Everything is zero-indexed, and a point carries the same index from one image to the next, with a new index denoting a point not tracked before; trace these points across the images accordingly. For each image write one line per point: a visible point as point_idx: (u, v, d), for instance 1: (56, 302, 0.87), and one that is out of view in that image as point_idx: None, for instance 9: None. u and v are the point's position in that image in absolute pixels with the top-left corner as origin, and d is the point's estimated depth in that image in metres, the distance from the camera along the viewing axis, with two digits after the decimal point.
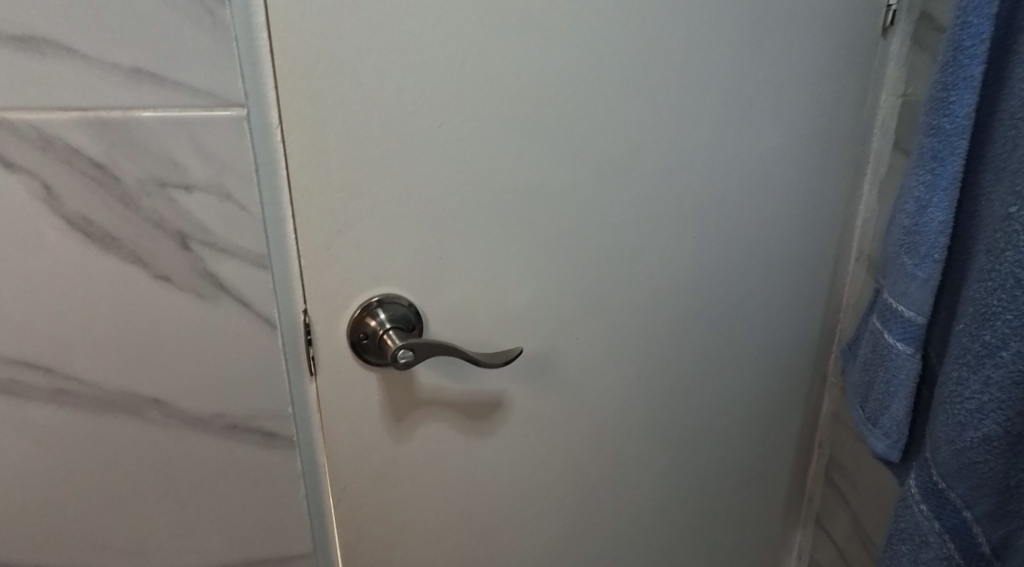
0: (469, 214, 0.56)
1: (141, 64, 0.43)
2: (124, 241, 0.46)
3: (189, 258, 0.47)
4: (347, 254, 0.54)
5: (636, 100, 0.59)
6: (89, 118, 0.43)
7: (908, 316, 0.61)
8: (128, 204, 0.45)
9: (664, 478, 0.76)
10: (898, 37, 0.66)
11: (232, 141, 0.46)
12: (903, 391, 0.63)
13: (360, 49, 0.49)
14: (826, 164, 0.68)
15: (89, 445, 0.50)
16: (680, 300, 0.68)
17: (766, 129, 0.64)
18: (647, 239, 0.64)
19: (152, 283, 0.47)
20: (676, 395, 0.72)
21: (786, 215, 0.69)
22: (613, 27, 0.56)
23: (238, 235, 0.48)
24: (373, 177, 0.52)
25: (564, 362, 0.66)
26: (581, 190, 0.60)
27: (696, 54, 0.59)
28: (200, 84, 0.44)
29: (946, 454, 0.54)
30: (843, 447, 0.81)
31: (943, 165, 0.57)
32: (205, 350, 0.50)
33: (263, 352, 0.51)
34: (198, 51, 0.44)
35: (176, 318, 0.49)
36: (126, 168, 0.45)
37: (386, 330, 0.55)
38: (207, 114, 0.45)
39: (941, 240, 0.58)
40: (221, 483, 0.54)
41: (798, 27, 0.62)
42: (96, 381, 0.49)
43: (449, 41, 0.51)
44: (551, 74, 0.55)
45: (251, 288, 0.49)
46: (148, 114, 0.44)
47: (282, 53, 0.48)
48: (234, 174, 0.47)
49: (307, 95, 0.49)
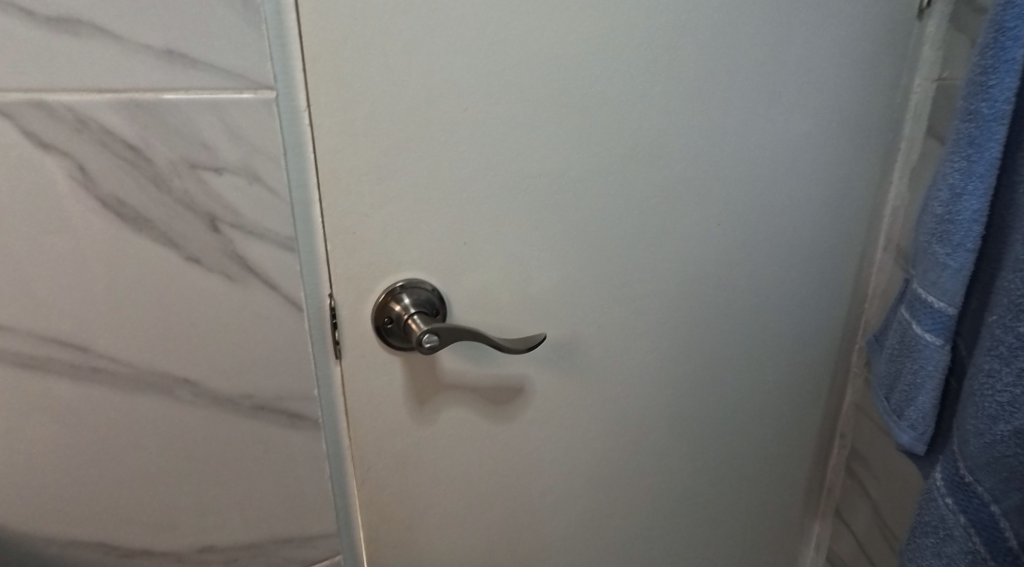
0: (494, 198, 0.56)
1: (174, 46, 0.43)
2: (155, 223, 0.46)
3: (219, 239, 0.48)
4: (373, 238, 0.54)
5: (665, 84, 0.58)
6: (123, 100, 0.44)
7: (938, 307, 0.60)
8: (160, 186, 0.46)
9: (684, 466, 0.76)
10: (935, 20, 0.65)
11: (262, 124, 0.46)
12: (931, 383, 0.62)
13: (389, 32, 0.49)
14: (856, 150, 0.67)
15: (119, 425, 0.50)
16: (705, 287, 0.67)
17: (796, 114, 0.63)
18: (673, 225, 0.63)
19: (183, 264, 0.48)
20: (699, 383, 0.72)
21: (814, 202, 0.68)
22: (644, 9, 0.55)
23: (265, 217, 0.48)
24: (400, 161, 0.52)
25: (587, 348, 0.66)
26: (608, 174, 0.59)
27: (728, 36, 0.58)
28: (231, 66, 0.45)
29: (975, 447, 0.54)
30: (865, 438, 0.80)
31: (980, 152, 0.55)
32: (233, 331, 0.51)
33: (290, 332, 0.52)
34: (229, 34, 0.44)
35: (205, 299, 0.49)
36: (158, 150, 0.45)
37: (411, 314, 0.55)
38: (237, 97, 0.45)
39: (975, 229, 0.57)
40: (248, 462, 0.55)
41: (833, 9, 0.61)
42: (128, 361, 0.49)
43: (478, 23, 0.51)
44: (581, 56, 0.55)
45: (278, 271, 0.50)
46: (179, 96, 0.44)
47: (312, 35, 0.47)
48: (263, 157, 0.47)
49: (335, 78, 0.49)
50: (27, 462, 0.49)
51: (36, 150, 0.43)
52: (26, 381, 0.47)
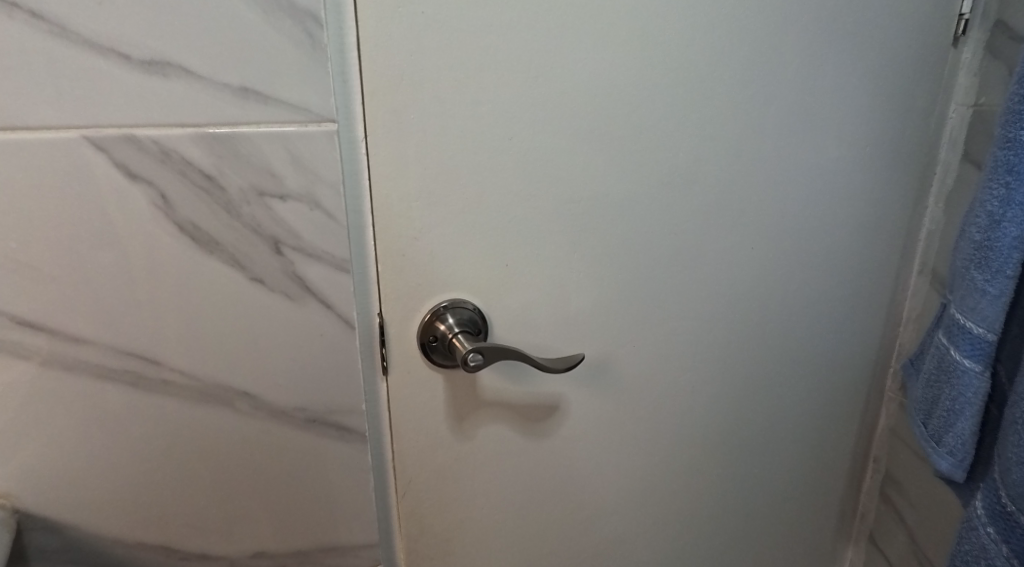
0: (534, 221, 0.59)
1: (249, 84, 0.47)
2: (225, 246, 0.50)
3: (281, 261, 0.51)
4: (420, 260, 0.56)
5: (703, 114, 0.60)
6: (202, 134, 0.47)
7: (977, 333, 0.60)
8: (230, 212, 0.49)
9: (715, 485, 0.77)
10: (970, 47, 0.66)
11: (324, 153, 0.49)
12: (970, 409, 0.63)
13: (442, 67, 0.52)
14: (891, 176, 0.68)
15: (184, 434, 0.54)
16: (739, 310, 0.69)
17: (832, 141, 0.65)
18: (708, 247, 0.65)
19: (248, 284, 0.51)
20: (732, 404, 0.73)
21: (849, 227, 0.69)
22: (683, 42, 0.57)
23: (324, 241, 0.51)
24: (447, 187, 0.55)
25: (622, 368, 0.67)
26: (646, 199, 0.61)
27: (765, 64, 0.60)
28: (298, 102, 0.48)
29: (1017, 476, 0.57)
30: (900, 463, 0.80)
31: (1019, 179, 0.56)
32: (292, 347, 0.53)
33: (343, 350, 0.55)
34: (297, 71, 0.47)
35: (267, 317, 0.52)
36: (230, 178, 0.48)
37: (455, 333, 0.57)
38: (303, 129, 0.49)
39: (1014, 255, 0.58)
40: (300, 472, 0.57)
41: (868, 40, 0.62)
42: (196, 376, 0.52)
43: (524, 56, 0.54)
44: (623, 84, 0.57)
45: (333, 290, 0.53)
46: (253, 130, 0.48)
47: (371, 70, 0.50)
48: (324, 185, 0.50)
49: (389, 110, 0.51)
50: (101, 467, 0.53)
51: (124, 179, 0.47)
52: (105, 393, 0.51)
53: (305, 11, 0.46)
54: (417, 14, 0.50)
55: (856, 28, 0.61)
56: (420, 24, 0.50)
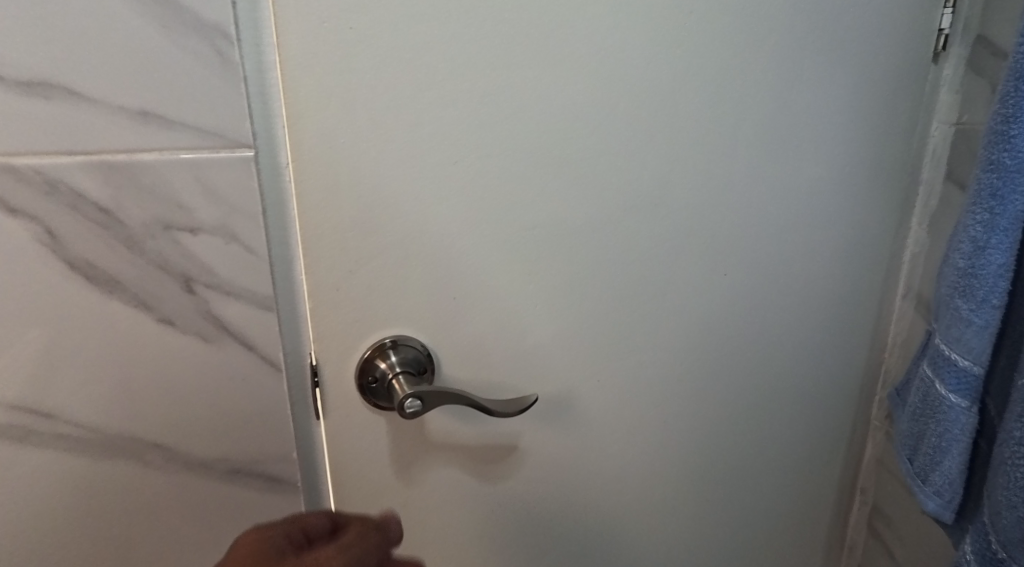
0: (487, 249, 0.55)
1: (148, 107, 0.44)
2: (127, 285, 0.46)
3: (194, 301, 0.48)
4: (358, 293, 0.52)
5: (667, 133, 0.56)
6: (94, 161, 0.44)
7: (963, 366, 0.57)
8: (132, 247, 0.46)
9: (692, 524, 0.72)
10: (950, 64, 0.62)
11: (242, 181, 0.46)
12: (958, 447, 0.58)
13: (376, 86, 0.48)
14: (871, 198, 0.64)
15: (88, 490, 0.50)
16: (711, 341, 0.65)
17: (806, 163, 0.61)
18: (677, 275, 0.61)
19: (156, 326, 0.48)
20: (707, 439, 0.69)
21: (828, 251, 0.65)
22: (645, 56, 0.54)
23: (244, 277, 0.48)
24: (387, 214, 0.51)
25: (586, 407, 0.63)
26: (605, 226, 0.57)
27: (732, 82, 0.56)
28: (209, 126, 0.45)
29: (1009, 521, 0.53)
30: (888, 496, 0.76)
31: (1003, 204, 0.53)
32: (209, 392, 0.50)
33: (269, 393, 0.51)
34: (208, 92, 0.44)
35: (178, 359, 0.49)
36: (130, 211, 0.45)
37: (396, 373, 0.54)
38: (216, 156, 0.45)
39: (1001, 284, 0.54)
40: (223, 529, 0.53)
41: (844, 55, 0.59)
42: (96, 428, 0.49)
43: (468, 77, 0.50)
44: (579, 104, 0.53)
45: (256, 330, 0.50)
46: (155, 157, 0.45)
47: (294, 92, 0.47)
48: (241, 216, 0.47)
49: (317, 133, 0.48)
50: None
51: (3, 215, 0.43)
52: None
53: (214, 26, 0.43)
54: (345, 29, 0.46)
55: (825, 44, 0.58)
56: (348, 40, 0.47)
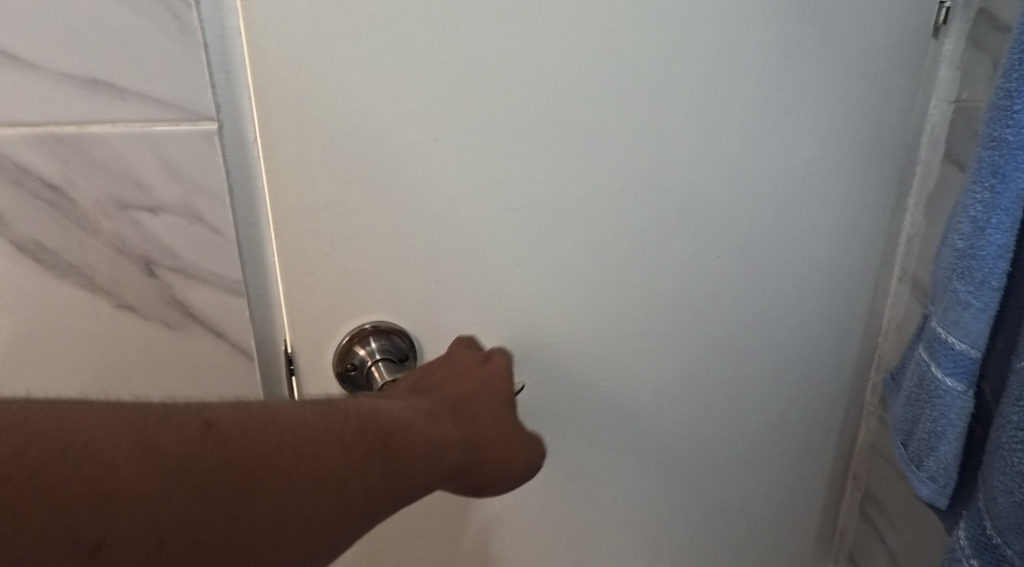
0: (469, 232, 0.52)
1: (98, 74, 0.42)
2: (81, 268, 0.45)
3: (156, 285, 0.47)
4: (334, 278, 0.50)
5: (659, 110, 0.54)
6: (40, 134, 0.42)
7: (960, 349, 0.55)
8: (85, 227, 0.45)
9: (683, 512, 0.71)
10: (951, 38, 0.60)
11: (205, 157, 0.45)
12: (953, 432, 0.57)
13: (348, 56, 0.45)
14: (869, 178, 0.62)
15: None
16: (704, 326, 0.63)
17: (803, 140, 0.59)
18: (668, 258, 0.59)
19: (115, 310, 0.47)
20: (698, 426, 0.67)
21: (823, 232, 0.63)
22: (636, 29, 0.51)
23: (209, 259, 0.47)
24: (363, 194, 0.49)
25: (573, 396, 0.61)
26: (595, 207, 0.55)
27: (725, 56, 0.54)
28: (166, 96, 0.43)
29: (1004, 507, 0.52)
30: (880, 482, 0.74)
31: (1005, 182, 0.50)
32: (175, 379, 0.50)
33: (238, 381, 0.51)
34: (164, 58, 0.43)
35: (140, 344, 0.48)
36: (82, 189, 0.44)
37: (376, 360, 0.53)
38: (175, 129, 0.44)
39: (1001, 264, 0.52)
40: None
41: (842, 27, 0.56)
42: None
43: (450, 46, 0.47)
44: (568, 78, 0.51)
45: (223, 317, 0.49)
46: (107, 130, 0.43)
47: (260, 65, 0.44)
48: (204, 195, 0.46)
49: (288, 104, 0.46)
50: None
51: None
52: None
53: None
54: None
55: (824, 15, 0.55)
56: (317, 4, 0.44)
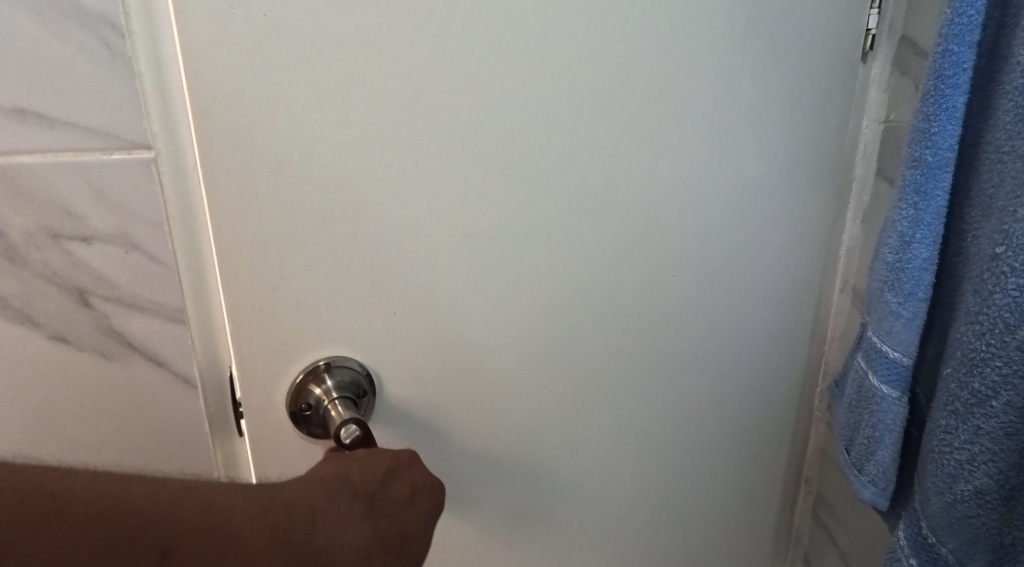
0: (433, 257, 0.53)
1: (24, 104, 0.43)
2: (12, 300, 0.47)
3: (91, 315, 0.48)
4: (286, 305, 0.50)
5: (611, 131, 0.55)
6: None
7: (894, 357, 0.57)
8: (15, 258, 0.46)
9: (648, 526, 0.72)
10: (878, 62, 0.63)
11: (140, 184, 0.46)
12: (891, 437, 0.59)
13: (295, 81, 0.46)
14: (810, 194, 0.65)
15: None
16: (661, 342, 0.64)
17: (748, 160, 0.61)
18: (625, 275, 0.60)
19: (49, 341, 0.48)
20: (660, 438, 0.68)
21: (768, 248, 0.65)
22: (588, 53, 0.52)
23: (144, 286, 0.48)
24: (317, 219, 0.49)
25: (539, 414, 0.62)
26: (555, 227, 0.56)
27: (672, 79, 0.55)
28: (98, 126, 0.45)
29: (938, 507, 0.54)
30: (831, 485, 0.76)
31: (927, 199, 0.53)
32: (113, 407, 0.51)
33: (178, 405, 0.52)
34: (93, 89, 0.44)
35: (74, 373, 0.50)
36: (12, 220, 0.45)
37: (332, 399, 0.52)
38: (106, 158, 0.45)
39: (927, 276, 0.54)
40: None
41: (778, 51, 0.58)
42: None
43: (400, 70, 0.48)
44: (525, 101, 0.52)
45: (160, 342, 0.50)
46: (36, 160, 0.44)
47: (199, 95, 0.44)
48: (138, 221, 0.47)
49: (230, 132, 0.45)
50: None
51: None
52: None
53: (98, 18, 0.43)
54: (258, 18, 0.44)
55: (759, 38, 0.57)
56: (261, 28, 0.44)
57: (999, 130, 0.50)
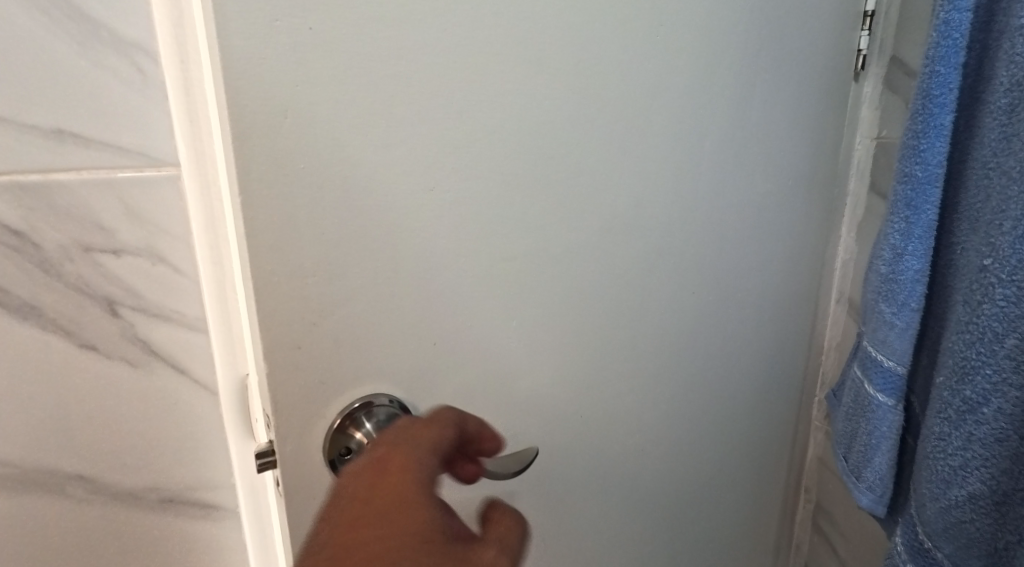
0: (470, 283, 0.53)
1: (63, 126, 0.47)
2: (45, 309, 0.50)
3: (119, 323, 0.51)
4: (323, 332, 0.49)
5: (636, 150, 0.56)
6: (6, 182, 0.47)
7: (888, 366, 0.59)
8: (49, 270, 0.49)
9: (668, 545, 0.72)
10: (870, 81, 0.66)
11: (168, 200, 0.50)
12: (886, 444, 0.61)
13: (338, 100, 0.45)
14: (809, 210, 0.67)
15: (14, 520, 0.53)
16: (677, 357, 0.65)
17: (756, 178, 0.63)
18: (649, 294, 0.61)
19: (79, 349, 0.51)
20: (679, 454, 0.69)
21: (774, 263, 0.67)
22: (617, 73, 0.53)
23: (168, 298, 0.52)
24: (355, 241, 0.49)
25: (571, 438, 0.61)
26: (589, 247, 0.57)
27: (690, 99, 0.57)
28: (133, 146, 0.49)
29: (932, 512, 0.55)
30: (829, 494, 0.79)
31: (918, 214, 0.55)
32: (133, 415, 0.53)
33: (194, 412, 0.55)
34: (128, 110, 0.48)
35: (98, 384, 0.52)
36: (47, 234, 0.48)
37: (375, 441, 0.51)
38: (139, 175, 0.49)
39: (919, 288, 0.56)
40: (155, 545, 0.57)
41: (781, 73, 0.61)
42: (10, 460, 0.51)
43: (445, 90, 0.48)
44: (558, 122, 0.52)
45: (184, 353, 0.53)
46: (70, 177, 0.48)
47: (239, 113, 0.43)
48: (167, 236, 0.51)
49: (271, 156, 0.45)
50: None
51: None
52: None
53: (132, 44, 0.47)
54: (303, 30, 0.43)
55: (765, 61, 0.60)
56: (305, 40, 0.44)
57: (984, 147, 0.52)
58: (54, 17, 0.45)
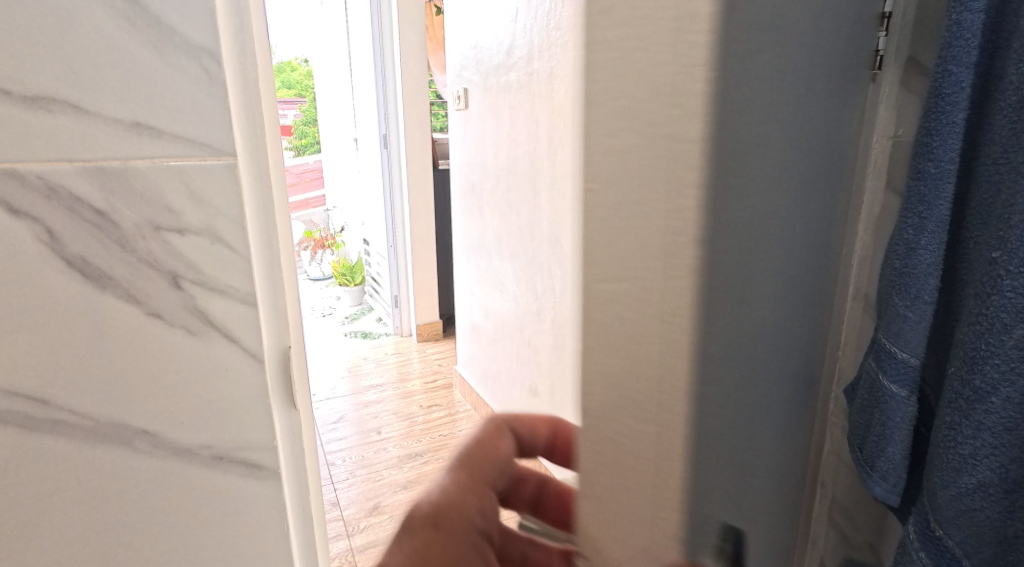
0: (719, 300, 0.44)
1: (140, 118, 0.55)
2: (120, 281, 0.57)
3: (181, 295, 0.59)
4: None
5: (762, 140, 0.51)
6: (89, 167, 0.54)
7: (902, 358, 0.61)
8: (124, 245, 0.57)
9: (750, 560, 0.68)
10: (887, 82, 0.69)
11: (226, 186, 0.58)
12: (899, 434, 0.63)
13: None
14: (842, 208, 0.68)
15: (86, 472, 0.60)
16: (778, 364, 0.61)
17: (822, 174, 0.62)
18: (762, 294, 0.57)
19: (146, 317, 0.58)
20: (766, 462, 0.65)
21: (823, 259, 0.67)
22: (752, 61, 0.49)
23: (224, 274, 0.60)
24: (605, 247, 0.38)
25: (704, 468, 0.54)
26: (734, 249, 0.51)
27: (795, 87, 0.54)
28: (196, 137, 0.56)
29: (943, 501, 0.57)
30: (846, 489, 0.81)
31: (931, 208, 0.58)
32: (195, 380, 0.61)
33: (242, 379, 0.63)
34: (193, 105, 0.56)
35: (167, 350, 0.59)
36: (123, 213, 0.56)
37: None
38: (200, 163, 0.57)
39: (930, 282, 0.58)
40: (205, 499, 0.64)
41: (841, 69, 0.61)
42: (85, 412, 0.58)
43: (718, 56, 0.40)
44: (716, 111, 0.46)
45: (234, 322, 0.61)
46: (144, 163, 0.56)
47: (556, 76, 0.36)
48: (223, 219, 0.59)
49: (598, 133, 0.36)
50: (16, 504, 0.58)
51: (9, 215, 0.54)
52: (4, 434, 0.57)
53: (201, 49, 0.55)
54: None
55: (835, 55, 0.59)
56: None
57: (992, 142, 0.54)
58: (133, 24, 0.53)
